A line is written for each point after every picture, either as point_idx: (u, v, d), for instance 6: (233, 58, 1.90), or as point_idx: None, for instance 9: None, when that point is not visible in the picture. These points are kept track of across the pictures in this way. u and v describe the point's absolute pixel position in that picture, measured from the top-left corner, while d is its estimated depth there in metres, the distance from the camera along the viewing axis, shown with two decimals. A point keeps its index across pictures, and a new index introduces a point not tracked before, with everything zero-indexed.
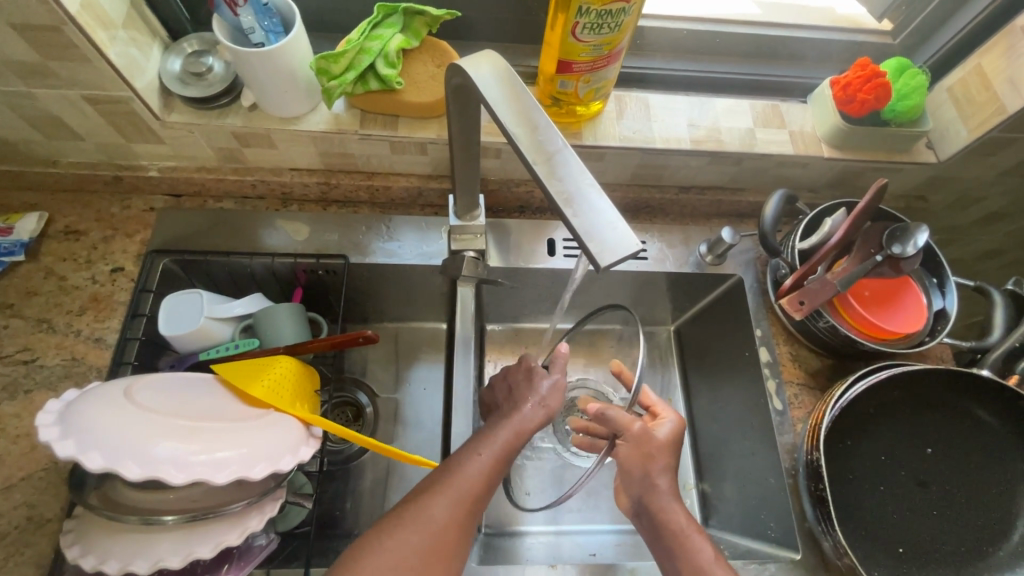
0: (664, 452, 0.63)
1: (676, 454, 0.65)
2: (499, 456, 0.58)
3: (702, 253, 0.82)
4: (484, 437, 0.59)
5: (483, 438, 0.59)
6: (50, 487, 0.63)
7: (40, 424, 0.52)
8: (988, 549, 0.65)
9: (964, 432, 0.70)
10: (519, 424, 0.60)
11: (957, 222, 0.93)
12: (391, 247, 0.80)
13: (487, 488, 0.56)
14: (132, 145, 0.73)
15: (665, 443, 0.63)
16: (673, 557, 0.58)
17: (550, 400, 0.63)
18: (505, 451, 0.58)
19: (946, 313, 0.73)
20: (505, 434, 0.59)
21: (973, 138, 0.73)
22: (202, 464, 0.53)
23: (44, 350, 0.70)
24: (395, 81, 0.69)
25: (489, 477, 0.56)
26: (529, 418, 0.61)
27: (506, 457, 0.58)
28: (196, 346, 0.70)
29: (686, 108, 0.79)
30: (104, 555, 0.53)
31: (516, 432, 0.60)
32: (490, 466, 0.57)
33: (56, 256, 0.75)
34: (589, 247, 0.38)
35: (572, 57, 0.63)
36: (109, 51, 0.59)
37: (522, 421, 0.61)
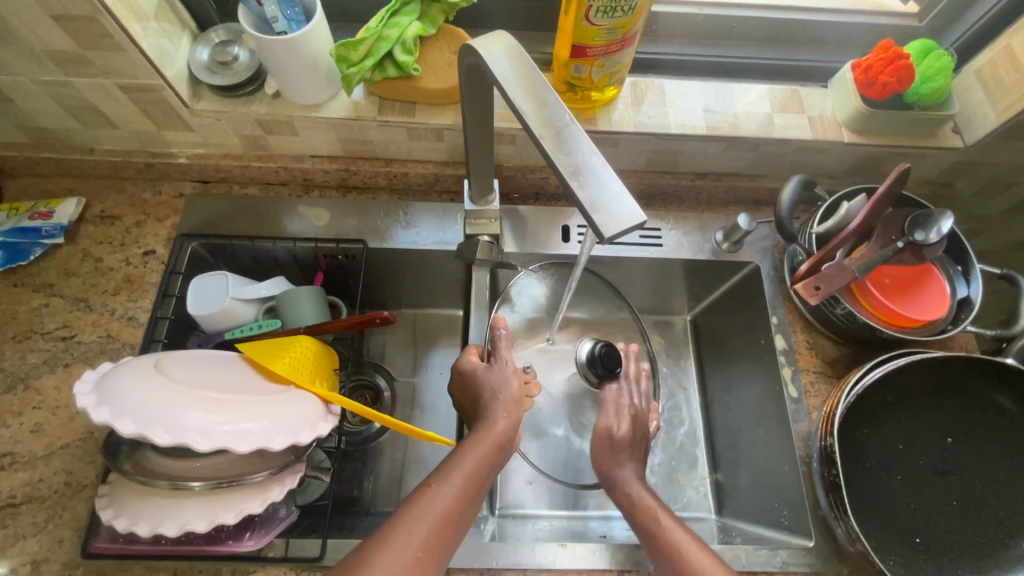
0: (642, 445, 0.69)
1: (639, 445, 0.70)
2: (464, 478, 0.57)
3: (718, 240, 0.82)
4: (449, 462, 0.58)
5: (447, 464, 0.58)
6: (87, 455, 0.67)
7: (79, 392, 0.55)
8: (1009, 541, 0.63)
9: (986, 422, 0.68)
10: (488, 440, 0.60)
11: (986, 211, 0.90)
12: (408, 234, 0.82)
13: (453, 518, 0.54)
14: (162, 132, 0.76)
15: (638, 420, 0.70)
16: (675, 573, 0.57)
17: (505, 392, 0.64)
18: (471, 472, 0.57)
19: (971, 301, 0.72)
20: (473, 449, 0.59)
21: (1001, 122, 0.71)
22: (226, 432, 0.55)
23: (81, 328, 0.74)
24: (413, 67, 0.70)
25: (457, 503, 0.55)
26: (495, 429, 0.61)
27: (471, 478, 0.57)
28: (222, 325, 0.73)
29: (702, 94, 0.79)
30: (136, 517, 0.56)
31: (483, 447, 0.59)
32: (453, 493, 0.55)
33: (92, 239, 0.79)
34: (594, 219, 0.39)
35: (586, 42, 0.64)
36: (141, 41, 0.62)
37: (487, 436, 0.60)
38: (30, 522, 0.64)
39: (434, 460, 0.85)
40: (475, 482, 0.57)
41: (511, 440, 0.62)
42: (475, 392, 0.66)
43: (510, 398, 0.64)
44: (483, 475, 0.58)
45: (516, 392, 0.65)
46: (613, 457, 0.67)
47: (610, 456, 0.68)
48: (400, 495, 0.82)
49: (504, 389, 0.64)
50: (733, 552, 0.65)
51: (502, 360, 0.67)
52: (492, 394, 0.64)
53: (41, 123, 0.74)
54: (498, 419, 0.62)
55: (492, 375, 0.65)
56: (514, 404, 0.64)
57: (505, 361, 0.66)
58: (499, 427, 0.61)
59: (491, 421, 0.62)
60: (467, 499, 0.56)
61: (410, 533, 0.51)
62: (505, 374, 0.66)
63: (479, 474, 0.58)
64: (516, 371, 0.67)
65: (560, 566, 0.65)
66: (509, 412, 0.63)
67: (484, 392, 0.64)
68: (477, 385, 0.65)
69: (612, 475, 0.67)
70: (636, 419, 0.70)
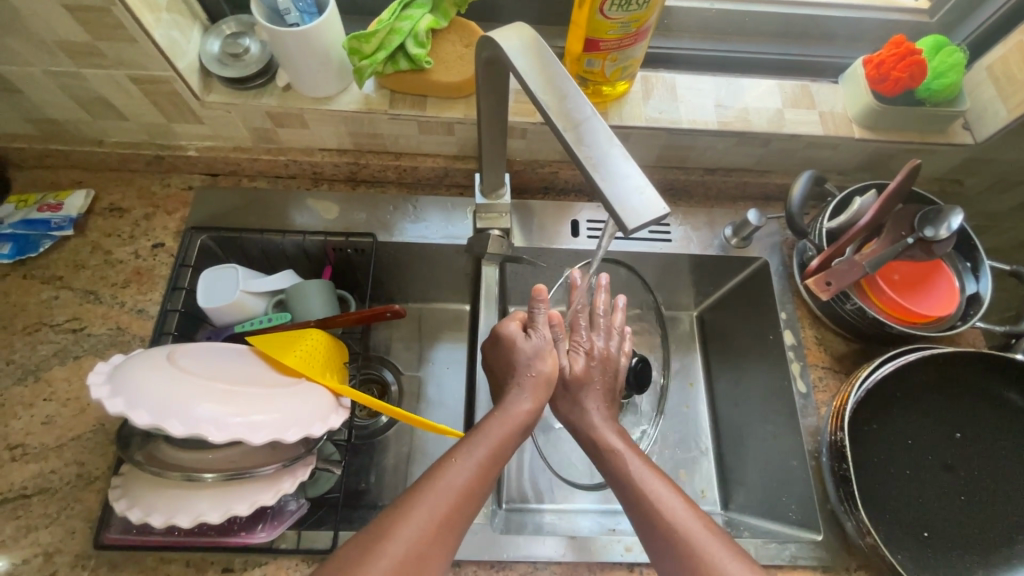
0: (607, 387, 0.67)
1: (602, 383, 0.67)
2: (485, 456, 0.56)
3: (726, 235, 0.82)
4: (471, 436, 0.57)
5: (471, 438, 0.57)
6: (97, 447, 0.67)
7: (92, 383, 0.55)
8: (1017, 536, 0.64)
9: (993, 418, 0.69)
10: (509, 417, 0.59)
11: (993, 208, 0.90)
12: (417, 228, 0.82)
13: (473, 494, 0.53)
14: (172, 125, 0.76)
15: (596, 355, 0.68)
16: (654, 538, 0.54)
17: (536, 370, 0.63)
18: (494, 448, 0.57)
19: (980, 297, 0.72)
20: (498, 426, 0.58)
21: (1012, 118, 0.71)
22: (239, 424, 0.55)
23: (91, 320, 0.74)
24: (425, 60, 0.70)
25: (478, 480, 0.54)
26: (521, 408, 0.60)
27: (494, 453, 0.56)
28: (231, 318, 0.73)
29: (713, 89, 0.79)
30: (149, 508, 0.56)
31: (508, 426, 0.58)
32: (474, 469, 0.54)
33: (101, 231, 0.79)
34: (618, 212, 0.39)
35: (599, 35, 0.64)
36: (154, 32, 0.62)
37: (513, 415, 0.60)
38: (41, 513, 0.64)
39: (441, 453, 0.85)
40: (497, 460, 0.56)
41: (535, 421, 0.61)
42: (506, 367, 0.64)
43: (542, 377, 0.62)
44: (504, 452, 0.57)
45: (548, 370, 0.63)
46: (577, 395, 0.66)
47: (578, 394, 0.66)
48: (408, 488, 0.83)
49: (537, 367, 0.63)
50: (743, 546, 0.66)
51: (540, 327, 0.65)
52: (524, 368, 0.62)
53: (50, 114, 0.74)
54: (524, 400, 0.61)
55: (523, 355, 0.63)
56: (545, 383, 0.63)
57: (543, 335, 0.64)
58: (524, 408, 0.60)
59: (513, 400, 0.61)
60: (489, 475, 0.55)
61: (431, 507, 0.51)
62: (537, 347, 0.63)
63: (500, 453, 0.57)
64: (548, 343, 0.64)
65: (569, 559, 0.65)
66: (538, 393, 0.62)
67: (518, 367, 0.63)
68: (512, 359, 0.63)
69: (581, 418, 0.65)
70: (592, 358, 0.67)
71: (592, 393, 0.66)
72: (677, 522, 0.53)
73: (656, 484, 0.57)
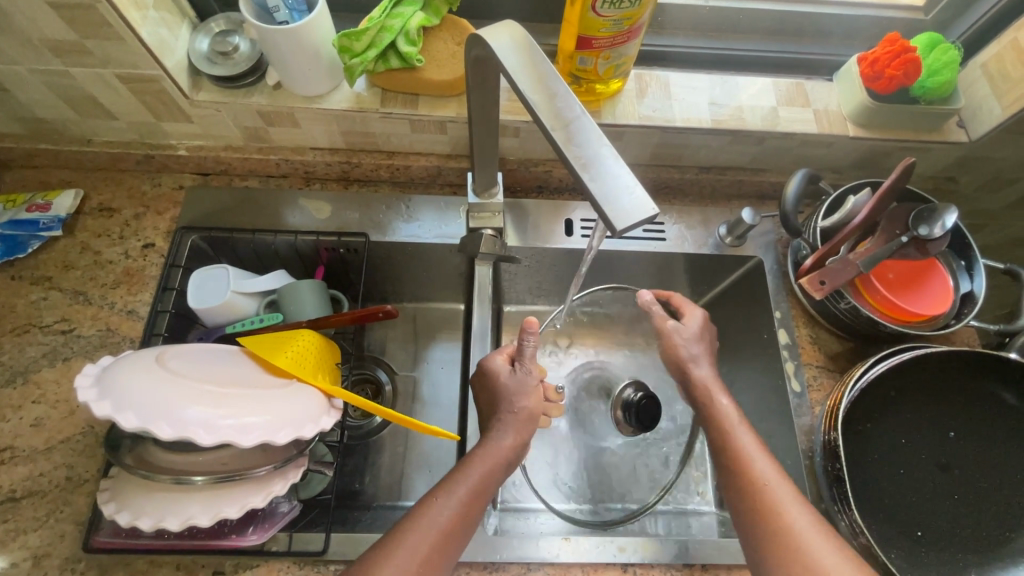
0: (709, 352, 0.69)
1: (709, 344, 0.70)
2: (467, 493, 0.56)
3: (721, 234, 0.81)
4: (454, 474, 0.58)
5: (453, 476, 0.58)
6: (87, 449, 0.67)
7: (80, 386, 0.55)
8: (1010, 534, 0.64)
9: (988, 417, 0.68)
10: (491, 453, 0.60)
11: (987, 206, 0.90)
12: (410, 228, 0.81)
13: (455, 533, 0.54)
14: (162, 124, 0.75)
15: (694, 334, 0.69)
16: (753, 521, 0.55)
17: (520, 406, 0.63)
18: (475, 486, 0.57)
19: (974, 296, 0.71)
20: (479, 463, 0.59)
21: (1006, 116, 0.71)
22: (229, 427, 0.55)
23: (80, 321, 0.73)
24: (416, 58, 0.69)
25: (460, 517, 0.55)
26: (503, 443, 0.60)
27: (476, 492, 0.57)
28: (223, 319, 0.73)
29: (708, 87, 0.78)
30: (138, 512, 0.56)
31: (489, 462, 0.59)
32: (455, 508, 0.55)
33: (90, 232, 0.78)
34: (605, 212, 0.39)
35: (592, 33, 0.63)
36: (141, 30, 0.61)
37: (494, 450, 0.60)
38: (30, 516, 0.63)
39: (435, 454, 0.85)
40: (481, 496, 0.57)
41: (517, 456, 0.61)
42: (491, 402, 0.65)
43: (525, 414, 0.63)
44: (486, 488, 0.58)
45: (533, 406, 0.64)
46: (689, 358, 0.68)
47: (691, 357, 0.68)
48: (402, 489, 0.82)
49: (521, 403, 0.63)
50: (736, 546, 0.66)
51: (526, 361, 0.65)
52: (508, 402, 0.63)
53: (38, 114, 0.73)
54: (507, 435, 0.61)
55: (510, 386, 0.64)
56: (528, 420, 0.63)
57: (530, 370, 0.64)
58: (506, 443, 0.61)
59: (495, 435, 0.61)
60: (470, 513, 0.56)
61: (414, 546, 0.52)
62: (522, 380, 0.64)
63: (481, 491, 0.57)
64: (535, 377, 0.65)
65: (563, 559, 0.65)
66: (519, 430, 0.62)
67: (502, 404, 0.63)
68: (498, 393, 0.64)
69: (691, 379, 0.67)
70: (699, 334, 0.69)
71: (703, 356, 0.68)
72: (775, 497, 0.56)
73: (762, 462, 0.58)
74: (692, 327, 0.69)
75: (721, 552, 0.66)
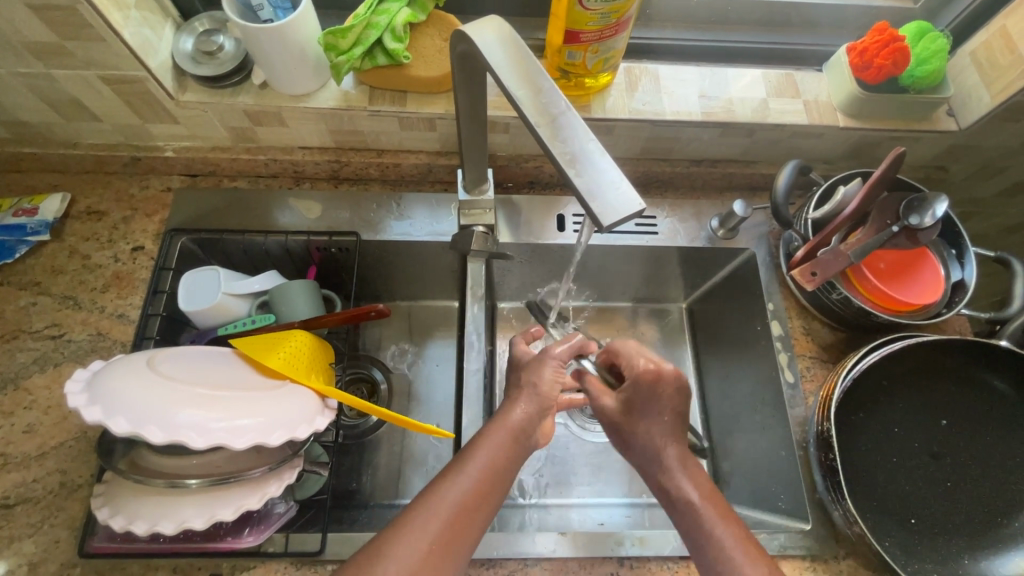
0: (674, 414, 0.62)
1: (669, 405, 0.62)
2: (480, 469, 0.55)
3: (714, 227, 0.82)
4: (469, 448, 0.57)
5: (464, 454, 0.57)
6: (80, 454, 0.66)
7: (70, 391, 0.54)
8: (1003, 520, 0.64)
9: (980, 403, 0.69)
10: (504, 426, 0.59)
11: (979, 193, 0.91)
12: (402, 226, 0.81)
13: (471, 507, 0.53)
14: (148, 126, 0.75)
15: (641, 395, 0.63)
16: None
17: (541, 384, 0.63)
18: (489, 462, 0.56)
19: (965, 284, 0.72)
20: (490, 439, 0.58)
21: (996, 104, 0.71)
22: (222, 429, 0.55)
23: (71, 326, 0.73)
24: (403, 55, 0.69)
25: (476, 490, 0.54)
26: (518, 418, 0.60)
27: (490, 469, 0.56)
28: (214, 321, 0.72)
29: (697, 79, 0.78)
30: (132, 516, 0.56)
31: (501, 436, 0.58)
32: (468, 486, 0.54)
33: (79, 236, 0.78)
34: (592, 208, 0.38)
35: (579, 27, 0.63)
36: (123, 31, 0.60)
37: (506, 425, 0.59)
38: (25, 522, 0.63)
39: (432, 452, 0.85)
40: (496, 475, 0.56)
41: (531, 431, 0.61)
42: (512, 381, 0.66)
43: (544, 391, 0.63)
44: (502, 461, 0.57)
45: (551, 387, 0.63)
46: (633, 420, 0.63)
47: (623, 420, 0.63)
48: (399, 487, 0.82)
49: (536, 380, 0.64)
50: None
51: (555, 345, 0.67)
52: (526, 379, 0.64)
53: (21, 117, 0.72)
54: (520, 409, 0.61)
55: (533, 366, 0.65)
56: (544, 398, 0.63)
57: (554, 353, 0.66)
58: (519, 417, 0.60)
59: (510, 409, 0.61)
60: (485, 490, 0.55)
61: (423, 526, 0.51)
62: (541, 362, 0.65)
63: (497, 466, 0.57)
64: (556, 362, 0.65)
65: (560, 554, 0.65)
66: (531, 405, 0.62)
67: (519, 381, 0.65)
68: (520, 372, 0.66)
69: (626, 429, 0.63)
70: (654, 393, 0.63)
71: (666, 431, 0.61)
72: None
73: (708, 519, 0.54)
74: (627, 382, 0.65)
75: None
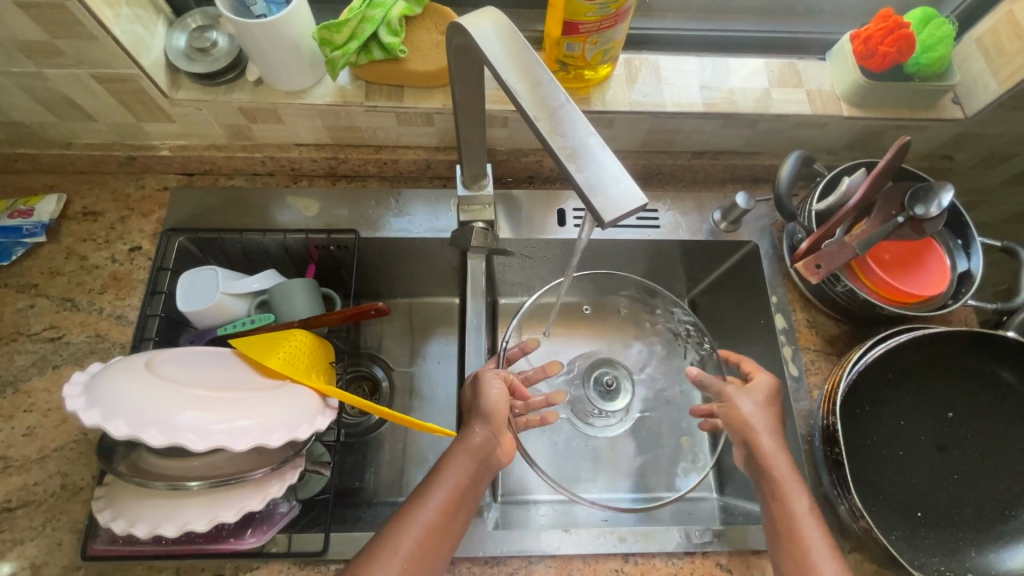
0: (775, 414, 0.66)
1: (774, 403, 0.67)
2: (444, 495, 0.58)
3: (715, 220, 0.80)
4: (434, 473, 0.60)
5: (432, 476, 0.59)
6: (81, 457, 0.66)
7: (68, 394, 0.54)
8: (1010, 512, 0.64)
9: (986, 395, 0.68)
10: (465, 450, 0.61)
11: (984, 182, 0.90)
12: (401, 222, 0.80)
13: (439, 531, 0.56)
14: (142, 124, 0.74)
15: (760, 398, 0.66)
16: None
17: (487, 410, 0.63)
18: (453, 485, 0.59)
19: (971, 275, 0.71)
20: (453, 463, 0.60)
21: (1003, 91, 0.70)
22: (222, 431, 0.54)
23: (69, 328, 0.72)
24: (399, 49, 0.67)
25: (442, 515, 0.57)
26: (475, 441, 0.61)
27: (454, 492, 0.58)
28: (213, 321, 0.72)
29: (698, 69, 0.77)
30: (134, 519, 0.56)
31: (463, 459, 0.60)
32: (435, 508, 0.57)
33: (75, 237, 0.77)
34: (592, 204, 0.38)
35: (578, 17, 0.62)
36: (114, 28, 0.59)
37: (466, 448, 0.61)
38: (27, 525, 0.63)
39: (435, 450, 0.84)
40: (460, 497, 0.58)
41: (495, 451, 0.62)
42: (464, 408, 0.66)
43: (491, 413, 0.63)
44: (465, 484, 0.59)
45: (497, 412, 0.63)
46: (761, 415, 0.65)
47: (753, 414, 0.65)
48: (403, 485, 0.82)
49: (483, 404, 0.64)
50: (737, 532, 0.67)
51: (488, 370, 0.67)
52: (472, 406, 0.64)
53: (14, 117, 0.71)
54: (478, 432, 0.62)
55: (475, 393, 0.65)
56: (495, 421, 0.63)
57: (495, 378, 0.66)
58: (478, 439, 0.62)
59: (468, 432, 0.63)
60: (451, 511, 0.58)
61: (396, 547, 0.54)
62: (485, 380, 0.65)
63: (461, 488, 0.59)
64: (497, 376, 0.66)
65: (564, 552, 0.65)
66: (487, 428, 0.62)
67: (469, 406, 0.65)
68: (468, 399, 0.66)
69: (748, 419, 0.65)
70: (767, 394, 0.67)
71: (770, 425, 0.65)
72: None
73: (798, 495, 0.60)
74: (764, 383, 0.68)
75: (722, 538, 0.66)
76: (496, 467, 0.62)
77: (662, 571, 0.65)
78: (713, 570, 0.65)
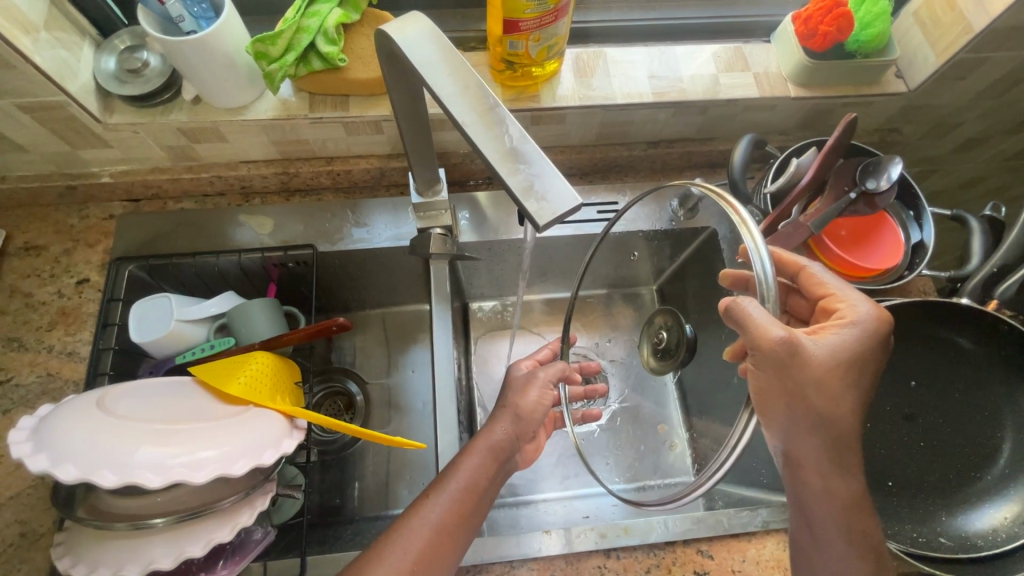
0: (842, 385, 0.51)
1: (846, 371, 0.51)
2: (460, 488, 0.59)
3: (674, 208, 0.81)
4: (447, 472, 0.60)
5: (444, 475, 0.60)
6: (39, 502, 0.63)
7: (14, 441, 0.52)
8: (976, 474, 0.66)
9: (949, 363, 0.69)
10: (486, 446, 0.63)
11: (934, 151, 0.92)
12: (360, 234, 0.78)
13: (450, 531, 0.56)
14: (78, 152, 0.71)
15: (824, 358, 0.51)
16: None
17: (520, 412, 0.67)
18: (470, 481, 0.60)
19: (924, 245, 0.72)
20: (467, 459, 0.61)
21: (941, 63, 0.71)
22: (180, 465, 0.52)
23: (17, 369, 0.69)
24: (338, 58, 0.66)
25: (456, 513, 0.57)
26: (501, 436, 0.65)
27: (466, 489, 0.59)
28: (171, 350, 0.69)
29: (645, 59, 0.77)
30: (96, 563, 0.53)
31: (484, 455, 0.62)
32: (447, 506, 0.57)
33: (18, 273, 0.74)
34: (528, 207, 0.37)
35: (517, 15, 0.60)
36: (34, 56, 0.57)
37: (485, 444, 0.63)
38: None
39: (415, 461, 0.83)
40: (471, 496, 0.59)
41: (511, 447, 0.65)
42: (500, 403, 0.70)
43: (525, 413, 0.67)
44: (484, 484, 0.60)
45: (525, 409, 0.67)
46: (816, 405, 0.50)
47: (813, 404, 0.50)
48: (387, 499, 0.81)
49: (514, 402, 0.68)
50: (715, 517, 0.67)
51: (541, 370, 0.71)
52: (508, 401, 0.68)
53: None
54: (499, 430, 0.66)
55: (515, 395, 0.69)
56: (517, 416, 0.67)
57: (540, 376, 0.70)
58: (500, 436, 0.65)
59: (491, 429, 0.66)
60: (466, 508, 0.58)
61: (405, 546, 0.54)
62: (529, 384, 0.70)
63: (475, 484, 0.60)
64: (543, 385, 0.69)
65: (547, 553, 0.65)
66: (508, 423, 0.66)
67: (501, 403, 0.69)
68: (503, 390, 0.71)
69: (800, 417, 0.50)
70: (842, 363, 0.52)
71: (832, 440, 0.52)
72: None
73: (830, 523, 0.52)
74: (822, 352, 0.51)
75: (700, 525, 0.67)
76: (508, 466, 0.65)
77: (645, 563, 0.65)
78: (696, 557, 0.66)
